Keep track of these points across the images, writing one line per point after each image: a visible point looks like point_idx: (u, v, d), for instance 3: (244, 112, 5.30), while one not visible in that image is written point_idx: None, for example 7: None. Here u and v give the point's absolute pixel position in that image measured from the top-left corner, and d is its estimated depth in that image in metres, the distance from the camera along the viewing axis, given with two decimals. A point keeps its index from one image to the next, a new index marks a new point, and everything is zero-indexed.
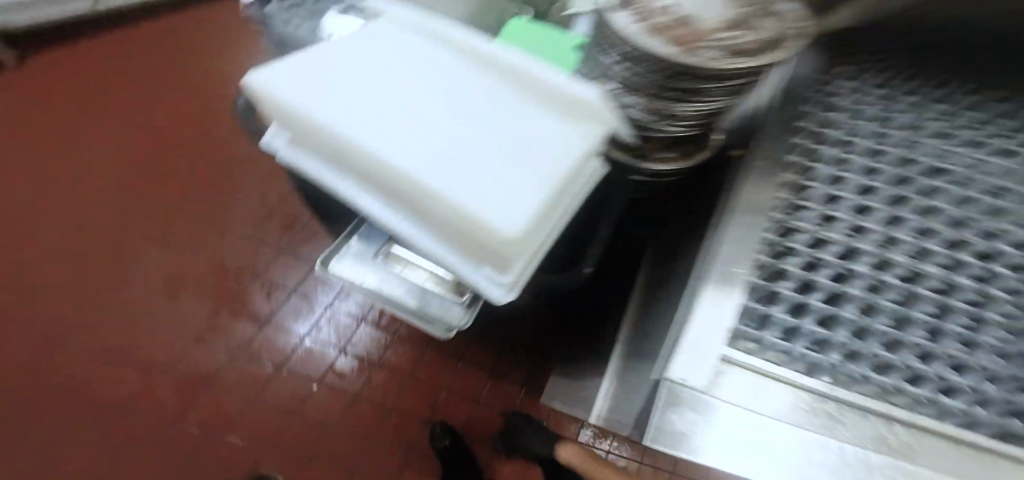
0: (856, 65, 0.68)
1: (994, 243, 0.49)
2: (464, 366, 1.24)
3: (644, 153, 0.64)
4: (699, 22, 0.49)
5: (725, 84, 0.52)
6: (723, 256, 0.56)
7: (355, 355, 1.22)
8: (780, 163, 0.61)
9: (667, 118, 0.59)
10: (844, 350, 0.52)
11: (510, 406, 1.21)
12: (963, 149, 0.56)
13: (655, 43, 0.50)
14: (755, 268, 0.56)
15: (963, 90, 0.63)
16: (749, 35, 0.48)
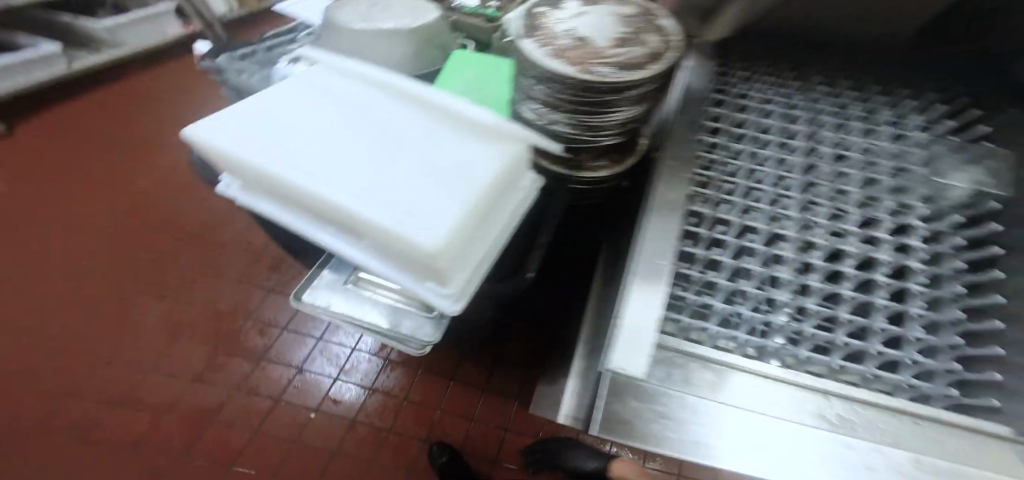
0: (767, 62, 0.68)
1: (904, 219, 0.50)
2: (457, 384, 1.22)
3: (577, 164, 0.62)
4: (595, 43, 0.48)
5: (630, 95, 0.50)
6: (644, 252, 0.51)
7: (351, 381, 1.22)
8: (689, 157, 0.57)
9: (589, 129, 0.56)
10: (786, 334, 0.53)
11: (505, 422, 1.19)
12: (857, 136, 0.57)
13: (556, 62, 0.47)
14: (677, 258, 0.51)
15: (873, 82, 0.64)
16: (636, 51, 0.48)
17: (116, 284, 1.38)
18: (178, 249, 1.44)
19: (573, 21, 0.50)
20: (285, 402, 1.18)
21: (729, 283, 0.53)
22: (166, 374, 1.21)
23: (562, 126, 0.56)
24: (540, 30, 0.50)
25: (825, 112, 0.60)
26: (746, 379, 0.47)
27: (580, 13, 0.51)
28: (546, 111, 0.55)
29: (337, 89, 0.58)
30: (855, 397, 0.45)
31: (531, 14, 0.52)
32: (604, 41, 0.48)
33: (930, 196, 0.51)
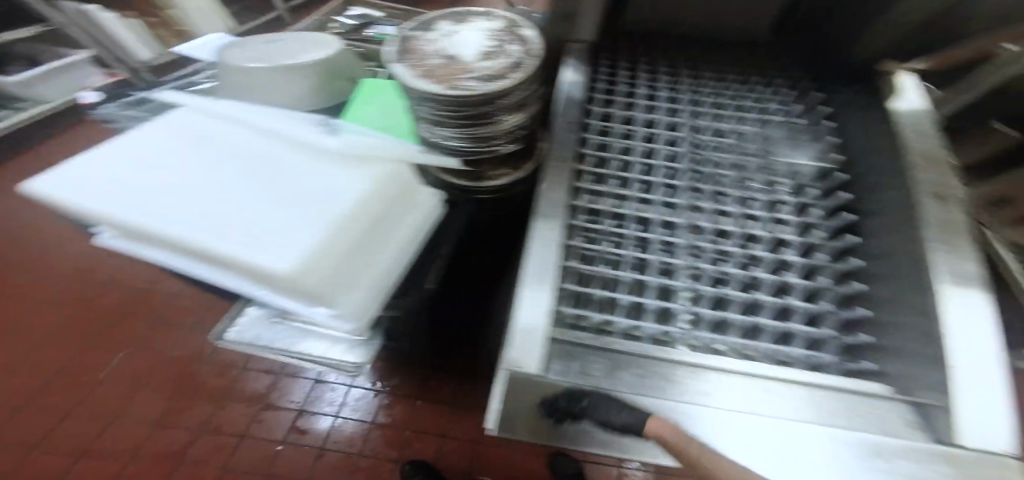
0: (651, 66, 0.74)
1: (775, 196, 0.58)
2: (423, 402, 1.21)
3: (481, 175, 0.63)
4: (462, 59, 0.50)
5: (504, 104, 0.52)
6: (532, 255, 0.53)
7: (316, 412, 1.20)
8: (578, 158, 0.63)
9: (482, 141, 0.57)
10: (688, 318, 0.55)
11: (475, 432, 1.19)
12: (730, 125, 0.65)
13: (421, 81, 0.48)
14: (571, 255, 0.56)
15: (745, 75, 0.72)
16: (499, 63, 0.50)
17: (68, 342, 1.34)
18: (128, 298, 1.40)
19: (442, 40, 0.52)
20: (246, 442, 1.16)
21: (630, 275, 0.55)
22: (131, 424, 1.19)
23: (453, 141, 0.57)
24: (412, 52, 0.51)
25: (702, 108, 0.68)
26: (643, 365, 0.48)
27: (450, 33, 0.53)
28: (433, 128, 0.55)
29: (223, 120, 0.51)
30: (755, 375, 0.45)
31: (405, 36, 0.53)
32: (471, 56, 0.51)
33: (789, 176, 0.60)
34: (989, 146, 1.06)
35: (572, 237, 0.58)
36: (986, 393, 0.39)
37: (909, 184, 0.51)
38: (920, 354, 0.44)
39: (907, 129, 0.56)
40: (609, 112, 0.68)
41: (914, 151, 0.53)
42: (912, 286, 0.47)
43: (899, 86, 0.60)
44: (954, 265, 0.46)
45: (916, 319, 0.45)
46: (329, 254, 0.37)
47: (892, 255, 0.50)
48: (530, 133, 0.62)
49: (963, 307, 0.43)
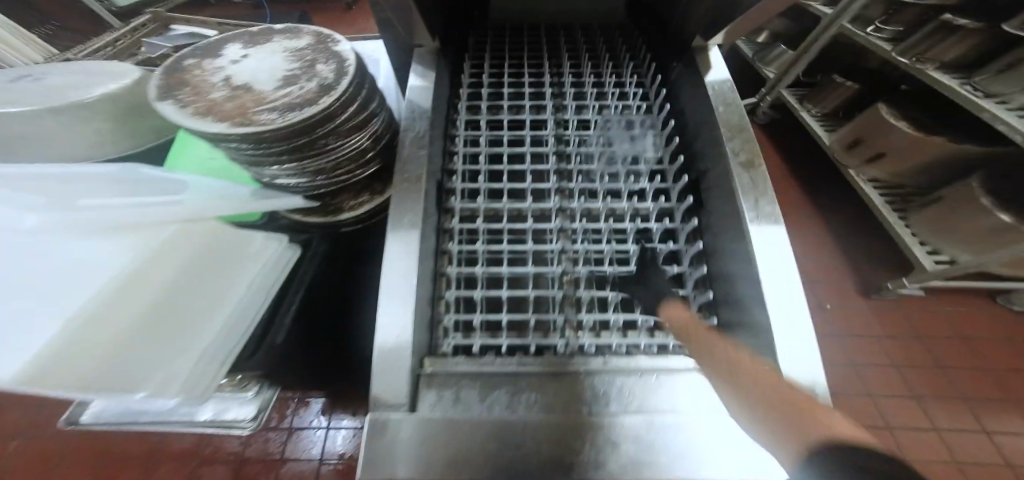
0: (512, 59, 0.73)
1: (639, 183, 0.59)
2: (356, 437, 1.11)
3: (335, 208, 0.61)
4: (256, 88, 0.46)
5: (327, 132, 0.47)
6: (389, 287, 0.49)
7: (241, 462, 0.97)
8: (447, 172, 0.61)
9: (317, 175, 0.51)
10: (569, 329, 0.52)
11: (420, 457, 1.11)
12: (595, 115, 0.64)
13: (210, 123, 0.42)
14: (453, 280, 0.55)
15: (605, 60, 0.72)
16: (306, 88, 0.45)
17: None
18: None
19: (227, 69, 0.48)
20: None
21: (508, 291, 0.53)
22: None
23: (288, 178, 0.51)
24: (190, 84, 0.46)
25: (563, 101, 0.66)
26: (515, 382, 0.47)
27: (239, 58, 0.50)
28: (260, 168, 0.49)
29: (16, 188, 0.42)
30: (621, 374, 0.48)
31: (180, 67, 0.48)
32: (266, 82, 0.46)
33: (647, 160, 0.61)
34: (836, 97, 1.14)
35: (449, 262, 0.56)
36: (803, 337, 0.43)
37: (723, 158, 0.53)
38: (753, 320, 0.46)
39: (715, 101, 0.57)
40: (473, 118, 0.65)
41: (719, 124, 0.55)
42: (742, 259, 0.48)
43: (709, 60, 0.62)
44: (771, 228, 0.48)
45: (744, 288, 0.47)
46: (95, 337, 0.37)
47: (725, 229, 0.52)
48: (383, 152, 0.57)
49: (776, 257, 0.46)
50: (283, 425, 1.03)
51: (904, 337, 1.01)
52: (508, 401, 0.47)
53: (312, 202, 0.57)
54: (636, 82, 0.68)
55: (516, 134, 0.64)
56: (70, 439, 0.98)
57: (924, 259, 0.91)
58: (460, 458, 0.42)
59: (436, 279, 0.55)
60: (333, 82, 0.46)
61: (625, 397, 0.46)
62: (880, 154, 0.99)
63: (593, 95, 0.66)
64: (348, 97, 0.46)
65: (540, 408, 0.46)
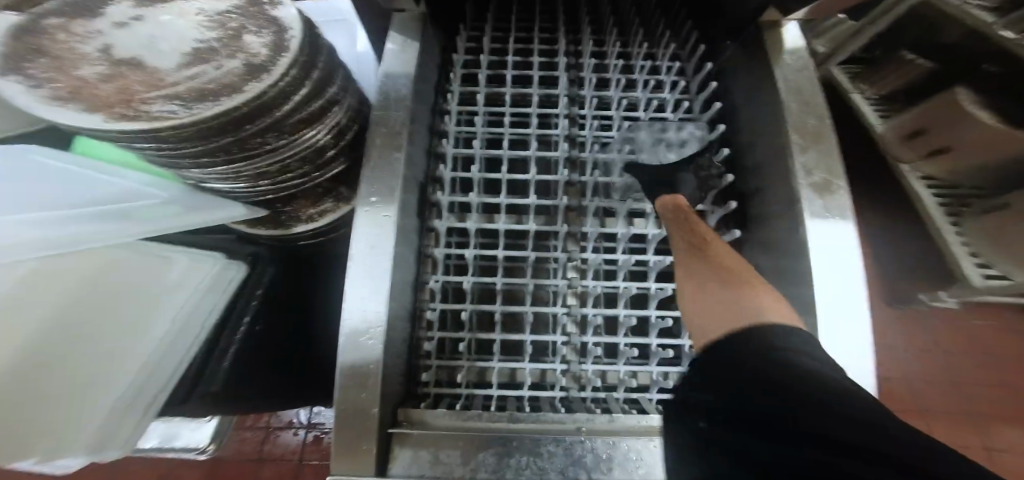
0: (521, 34, 0.60)
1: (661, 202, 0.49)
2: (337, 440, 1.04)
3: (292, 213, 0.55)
4: (150, 65, 0.37)
5: (262, 129, 0.37)
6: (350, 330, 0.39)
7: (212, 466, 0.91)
8: (434, 181, 0.50)
9: (258, 175, 0.42)
10: (573, 379, 0.46)
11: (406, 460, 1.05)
12: (619, 112, 0.53)
13: (75, 112, 0.33)
14: (435, 313, 0.46)
15: (636, 37, 0.59)
16: (231, 74, 0.36)
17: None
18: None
19: (107, 35, 0.38)
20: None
21: (501, 336, 0.45)
22: None
23: (220, 177, 0.42)
24: (50, 54, 0.37)
25: (581, 91, 0.54)
26: (505, 444, 0.39)
27: (129, 22, 0.39)
28: (181, 168, 0.40)
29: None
30: (631, 427, 0.40)
31: (71, 36, 0.38)
32: (161, 54, 0.37)
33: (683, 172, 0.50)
34: (899, 77, 1.00)
35: (430, 298, 0.47)
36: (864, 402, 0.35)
37: (788, 168, 0.42)
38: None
39: (788, 96, 0.45)
40: (468, 111, 0.54)
41: (789, 133, 0.43)
42: (800, 306, 0.39)
43: (782, 35, 0.48)
44: (839, 267, 0.38)
45: None
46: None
47: (775, 255, 0.43)
48: (344, 146, 0.48)
49: (853, 306, 0.37)
50: (261, 423, 0.95)
51: (927, 351, 0.93)
52: (496, 463, 0.38)
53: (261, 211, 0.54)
54: (675, 68, 0.55)
55: (519, 134, 0.53)
56: None
57: (973, 275, 0.85)
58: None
59: (414, 308, 0.46)
60: (267, 66, 0.36)
61: (631, 462, 0.38)
62: (943, 148, 0.88)
63: (617, 86, 0.54)
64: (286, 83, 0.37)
65: (531, 476, 0.38)
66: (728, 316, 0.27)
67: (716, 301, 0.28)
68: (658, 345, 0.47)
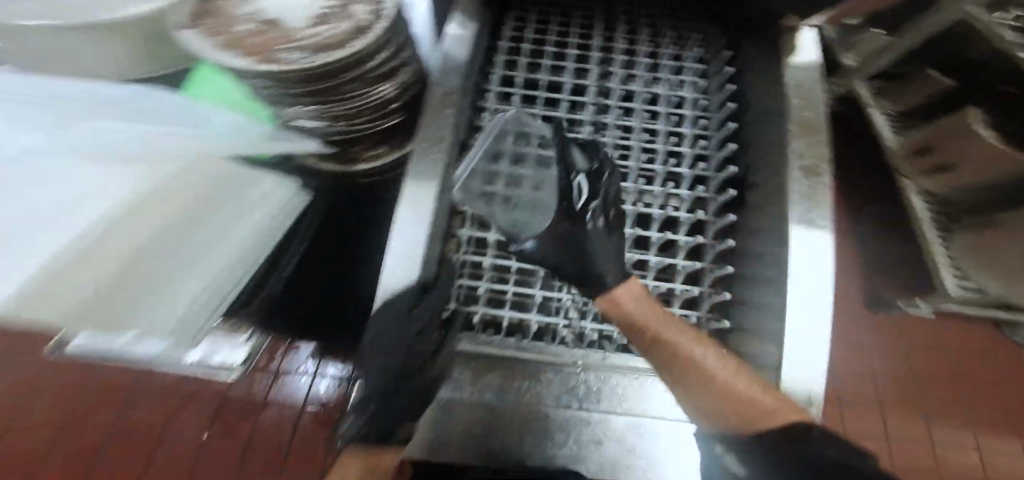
0: (564, 24, 0.67)
1: (671, 188, 0.56)
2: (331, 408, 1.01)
3: (352, 156, 0.57)
4: (286, 24, 0.44)
5: (353, 78, 0.46)
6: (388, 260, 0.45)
7: (213, 405, 0.89)
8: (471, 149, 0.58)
9: (340, 120, 0.51)
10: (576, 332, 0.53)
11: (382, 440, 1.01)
12: (641, 105, 0.60)
13: (232, 57, 0.43)
14: (464, 261, 0.53)
15: (670, 41, 0.65)
16: (340, 32, 0.44)
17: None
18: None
19: (256, 4, 0.48)
20: (162, 446, 0.86)
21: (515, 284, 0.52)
22: None
23: (306, 120, 0.49)
24: (208, 21, 0.47)
25: (609, 84, 0.61)
26: (512, 369, 0.46)
27: None
28: (276, 108, 0.48)
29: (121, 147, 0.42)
30: (620, 365, 0.47)
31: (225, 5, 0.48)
32: (292, 19, 0.45)
33: (688, 162, 0.57)
34: (921, 95, 0.94)
35: (458, 248, 0.54)
36: (811, 366, 0.42)
37: (783, 157, 0.50)
38: (766, 331, 0.46)
39: (792, 91, 0.52)
40: (507, 91, 0.61)
41: (790, 121, 0.50)
42: (779, 270, 0.46)
43: (798, 41, 0.55)
44: (809, 264, 0.44)
45: (773, 297, 0.46)
46: (85, 266, 0.34)
47: (762, 232, 0.51)
48: (405, 104, 0.55)
49: (818, 272, 0.44)
50: (268, 366, 0.93)
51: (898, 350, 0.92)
52: (499, 385, 0.46)
53: (330, 148, 0.54)
54: (699, 70, 0.62)
55: (549, 117, 0.60)
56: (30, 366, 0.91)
57: (951, 285, 0.86)
58: (461, 450, 0.43)
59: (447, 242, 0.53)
60: (370, 31, 0.45)
61: (617, 397, 0.45)
62: (950, 165, 0.87)
63: (642, 83, 0.61)
64: (379, 42, 0.45)
65: (530, 399, 0.45)
66: (749, 411, 0.36)
67: (726, 417, 0.37)
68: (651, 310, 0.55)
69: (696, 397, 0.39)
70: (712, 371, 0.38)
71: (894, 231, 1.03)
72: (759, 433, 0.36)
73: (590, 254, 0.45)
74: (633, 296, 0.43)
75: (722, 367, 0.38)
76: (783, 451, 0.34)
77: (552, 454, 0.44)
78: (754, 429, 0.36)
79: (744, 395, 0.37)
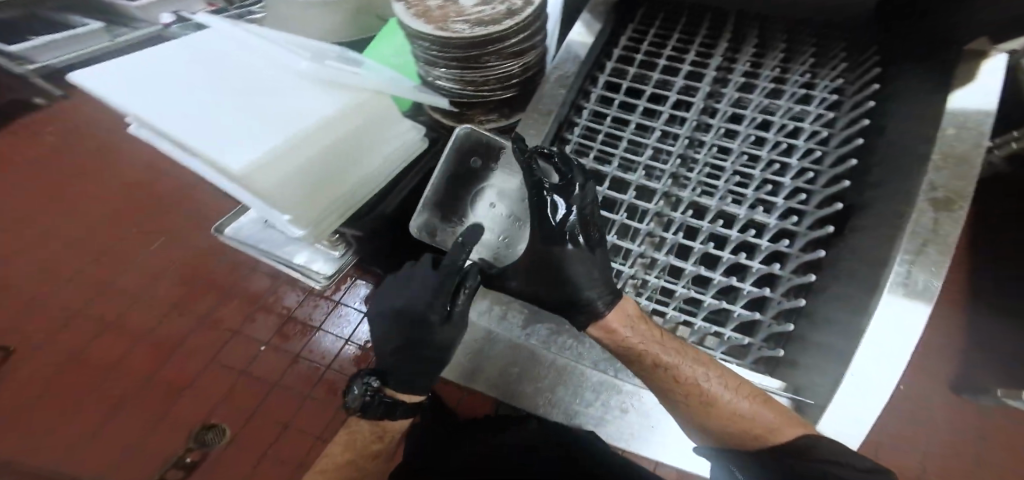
0: (691, 35, 0.69)
1: (756, 215, 0.55)
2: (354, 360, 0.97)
3: (468, 118, 0.66)
4: (460, 3, 0.53)
5: (496, 51, 0.53)
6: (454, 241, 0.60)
7: (285, 309, 0.98)
8: (560, 141, 0.62)
9: (472, 86, 0.59)
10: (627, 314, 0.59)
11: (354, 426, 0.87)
12: (747, 127, 0.59)
13: (412, 20, 0.52)
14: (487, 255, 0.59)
15: (803, 65, 0.63)
16: (499, 11, 0.51)
17: (23, 215, 1.21)
18: (90, 177, 1.26)
19: None
20: (230, 345, 0.96)
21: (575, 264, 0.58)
22: (56, 301, 1.06)
23: (447, 81, 0.59)
24: None
25: (717, 102, 0.62)
26: (558, 325, 0.53)
27: None
28: (431, 66, 0.58)
29: (314, 82, 0.59)
30: None
31: None
32: None
33: (786, 193, 0.55)
34: None
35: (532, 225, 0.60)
36: (864, 409, 0.42)
37: (911, 190, 0.46)
38: (827, 367, 0.45)
39: (948, 121, 0.47)
40: (606, 96, 0.64)
41: (932, 150, 0.46)
42: (862, 307, 0.45)
43: (980, 70, 0.48)
44: (909, 309, 0.42)
45: (851, 329, 0.45)
46: (278, 163, 0.50)
47: (853, 274, 0.49)
48: (526, 82, 0.62)
49: (903, 321, 0.42)
50: (331, 295, 0.98)
51: (968, 439, 0.81)
52: (546, 336, 0.52)
53: (453, 108, 0.64)
54: (830, 101, 0.59)
55: (647, 123, 0.62)
56: (167, 243, 1.10)
57: None
58: (494, 378, 0.53)
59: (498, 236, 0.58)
60: (524, 13, 0.52)
61: None
62: None
63: (756, 105, 0.60)
64: (527, 22, 0.52)
65: (571, 356, 0.51)
66: (751, 429, 0.42)
67: (740, 434, 0.43)
68: (702, 323, 0.55)
69: (701, 415, 0.43)
70: (715, 394, 0.43)
71: (1006, 320, 0.92)
72: (768, 448, 0.41)
73: (567, 279, 0.48)
74: (626, 319, 0.47)
75: (728, 391, 0.43)
76: (794, 468, 0.38)
77: (581, 406, 0.50)
78: (768, 445, 0.41)
79: (749, 416, 0.42)
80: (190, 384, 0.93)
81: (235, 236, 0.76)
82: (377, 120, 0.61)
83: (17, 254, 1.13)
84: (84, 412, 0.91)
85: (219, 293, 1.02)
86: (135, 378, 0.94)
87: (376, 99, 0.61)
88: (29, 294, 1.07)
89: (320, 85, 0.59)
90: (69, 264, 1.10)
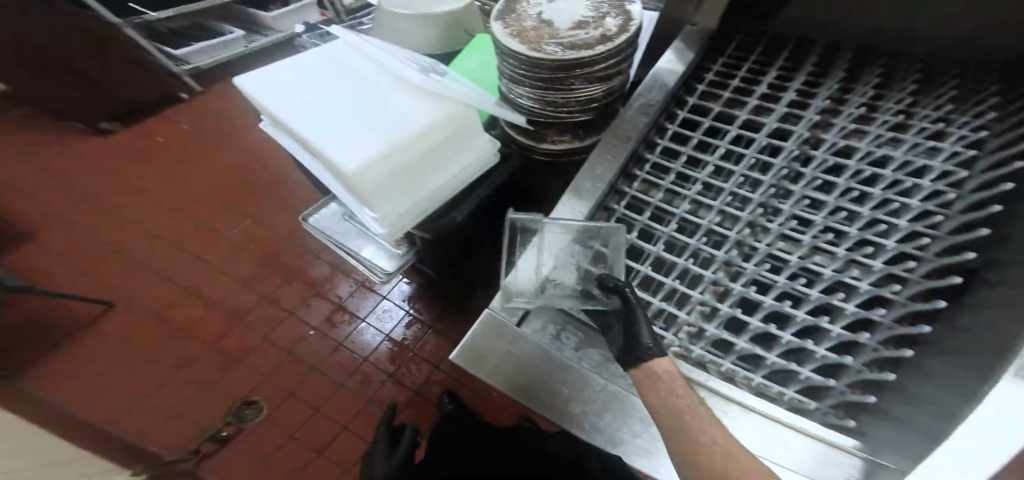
0: (790, 75, 0.65)
1: (844, 278, 0.49)
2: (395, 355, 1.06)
3: (540, 137, 0.68)
4: (554, 25, 0.55)
5: (582, 75, 0.55)
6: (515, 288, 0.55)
7: (341, 297, 1.05)
8: (628, 174, 0.61)
9: (552, 106, 0.60)
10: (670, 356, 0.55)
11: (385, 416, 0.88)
12: (846, 180, 0.54)
13: (507, 38, 0.54)
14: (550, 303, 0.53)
15: (927, 112, 0.56)
16: (591, 37, 0.53)
17: (150, 183, 1.43)
18: (207, 159, 1.47)
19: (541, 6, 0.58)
20: (286, 323, 1.03)
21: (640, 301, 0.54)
22: (158, 259, 1.22)
23: (529, 100, 0.61)
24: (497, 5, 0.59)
25: (812, 150, 0.57)
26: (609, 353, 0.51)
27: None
28: (517, 84, 0.60)
29: (416, 89, 0.63)
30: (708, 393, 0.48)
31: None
32: (562, 22, 0.55)
33: (886, 257, 0.48)
34: None
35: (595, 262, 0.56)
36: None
37: None
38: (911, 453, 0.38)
39: None
40: (683, 134, 0.62)
41: None
42: (963, 389, 0.37)
43: None
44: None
45: (946, 413, 0.38)
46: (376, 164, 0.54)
47: (969, 353, 0.40)
48: (605, 108, 0.64)
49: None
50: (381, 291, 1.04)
51: None
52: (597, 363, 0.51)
53: (529, 126, 0.66)
54: (961, 156, 0.50)
55: (726, 166, 0.59)
56: (256, 222, 1.24)
57: None
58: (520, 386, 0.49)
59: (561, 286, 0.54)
60: (615, 42, 0.53)
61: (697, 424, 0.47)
62: None
63: (860, 157, 0.55)
64: (617, 50, 0.53)
65: (619, 388, 0.48)
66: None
67: None
68: (759, 382, 0.49)
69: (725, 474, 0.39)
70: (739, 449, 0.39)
71: None
72: None
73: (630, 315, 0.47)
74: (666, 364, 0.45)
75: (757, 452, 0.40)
76: None
77: (625, 436, 0.46)
78: None
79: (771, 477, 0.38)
80: (246, 351, 1.01)
81: (316, 223, 0.82)
82: (465, 131, 0.64)
83: (140, 216, 1.33)
84: (163, 358, 1.03)
85: (290, 272, 1.12)
86: (202, 339, 1.04)
87: (469, 110, 0.63)
88: (141, 249, 1.25)
89: (421, 92, 0.62)
90: (175, 231, 1.27)
